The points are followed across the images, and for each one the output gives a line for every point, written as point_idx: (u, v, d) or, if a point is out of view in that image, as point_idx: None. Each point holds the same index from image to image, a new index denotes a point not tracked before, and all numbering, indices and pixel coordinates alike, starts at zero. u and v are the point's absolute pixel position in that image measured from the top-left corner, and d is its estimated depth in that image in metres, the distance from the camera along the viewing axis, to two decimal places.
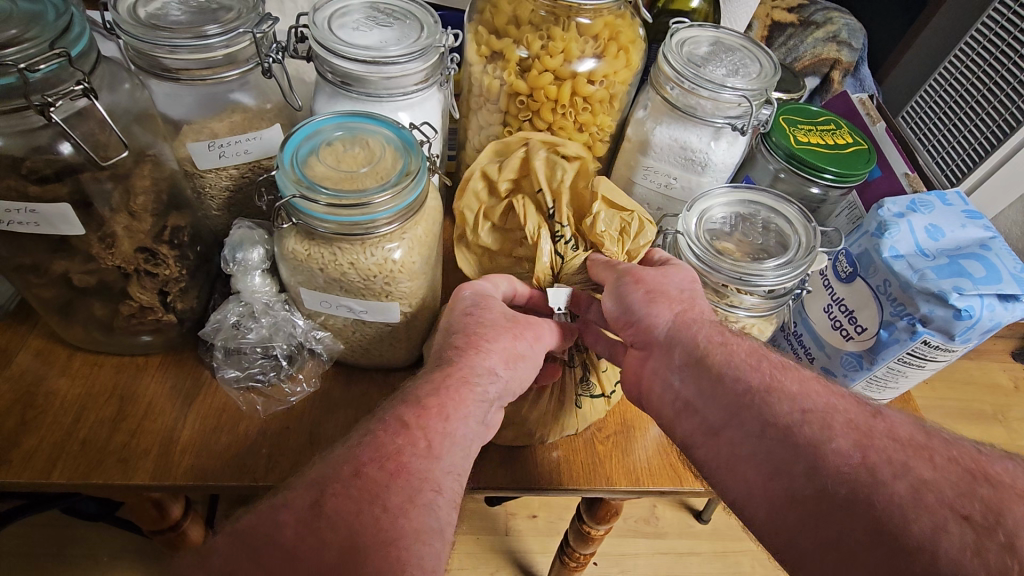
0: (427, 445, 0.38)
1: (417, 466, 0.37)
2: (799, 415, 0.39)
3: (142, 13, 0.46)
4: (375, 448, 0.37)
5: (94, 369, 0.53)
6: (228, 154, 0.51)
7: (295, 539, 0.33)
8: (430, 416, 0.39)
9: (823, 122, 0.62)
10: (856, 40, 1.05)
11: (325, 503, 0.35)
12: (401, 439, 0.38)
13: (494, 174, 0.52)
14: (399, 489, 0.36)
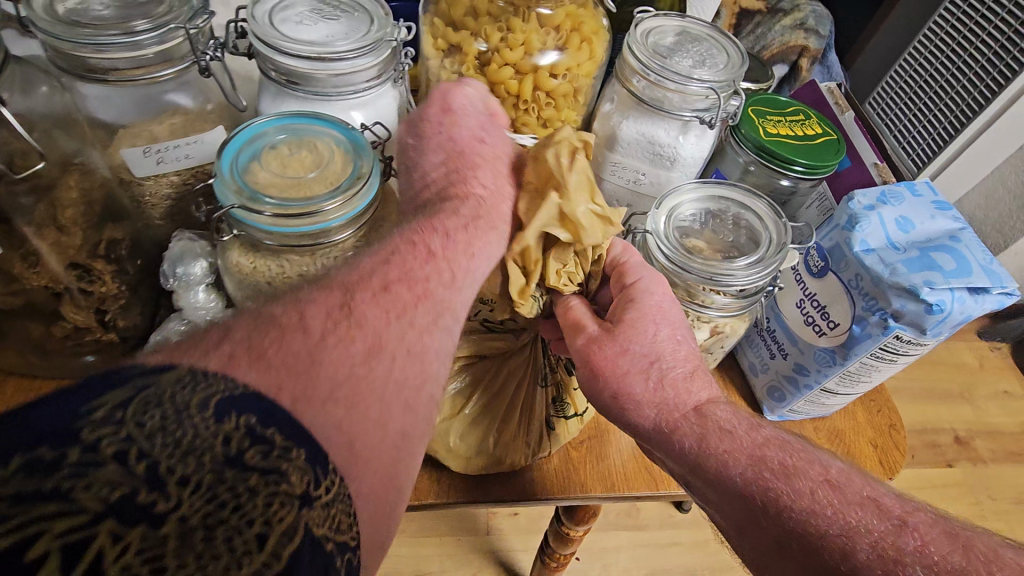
0: (450, 274, 0.39)
1: (441, 295, 0.37)
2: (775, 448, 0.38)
3: (61, 9, 0.42)
4: (405, 260, 0.37)
5: (30, 396, 0.49)
6: (167, 160, 0.47)
7: (324, 332, 0.31)
8: (456, 251, 0.40)
9: (792, 113, 0.61)
10: (823, 26, 1.04)
11: (355, 306, 0.33)
12: (429, 268, 0.37)
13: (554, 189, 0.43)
14: (424, 310, 0.36)
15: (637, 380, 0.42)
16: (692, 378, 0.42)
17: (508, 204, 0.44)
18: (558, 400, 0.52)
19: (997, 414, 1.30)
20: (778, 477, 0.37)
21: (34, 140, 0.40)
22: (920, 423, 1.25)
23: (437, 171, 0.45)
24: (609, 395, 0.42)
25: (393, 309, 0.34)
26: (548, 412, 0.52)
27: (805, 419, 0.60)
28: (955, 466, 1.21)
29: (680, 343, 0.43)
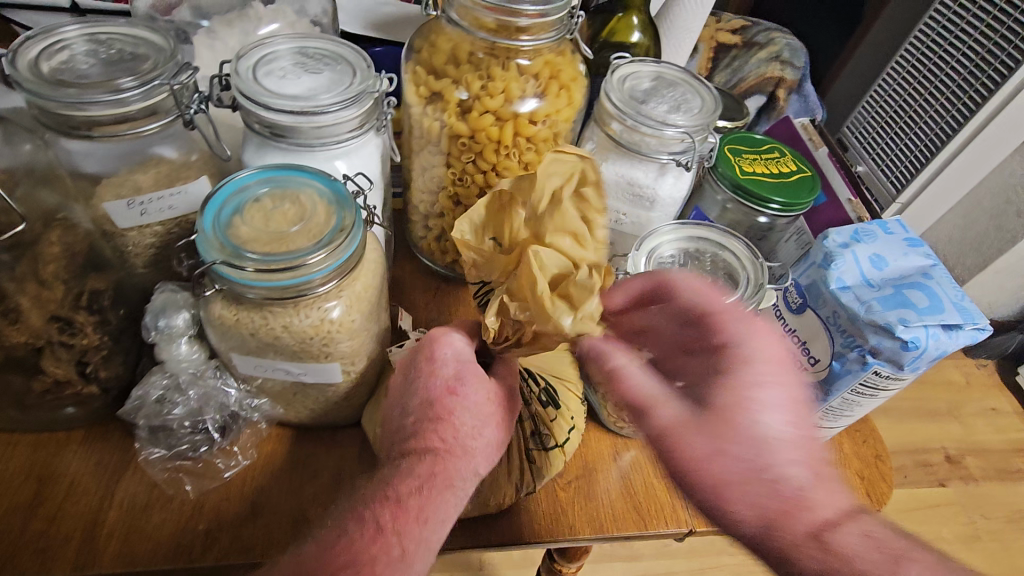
0: (478, 450, 0.43)
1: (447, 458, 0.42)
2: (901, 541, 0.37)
3: (46, 68, 0.42)
4: (436, 407, 0.43)
5: (7, 450, 0.49)
6: (150, 211, 0.48)
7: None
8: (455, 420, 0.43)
9: (767, 151, 0.63)
10: (798, 58, 1.06)
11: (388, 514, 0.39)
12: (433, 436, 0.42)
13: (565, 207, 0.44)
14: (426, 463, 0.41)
15: (731, 458, 0.36)
16: (791, 447, 0.38)
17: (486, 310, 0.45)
18: (540, 432, 0.52)
19: (986, 431, 1.31)
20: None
21: (17, 206, 0.40)
22: (910, 444, 1.25)
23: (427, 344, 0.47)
24: (708, 485, 0.36)
25: (428, 475, 0.40)
26: (529, 445, 0.52)
27: None
28: (947, 485, 1.22)
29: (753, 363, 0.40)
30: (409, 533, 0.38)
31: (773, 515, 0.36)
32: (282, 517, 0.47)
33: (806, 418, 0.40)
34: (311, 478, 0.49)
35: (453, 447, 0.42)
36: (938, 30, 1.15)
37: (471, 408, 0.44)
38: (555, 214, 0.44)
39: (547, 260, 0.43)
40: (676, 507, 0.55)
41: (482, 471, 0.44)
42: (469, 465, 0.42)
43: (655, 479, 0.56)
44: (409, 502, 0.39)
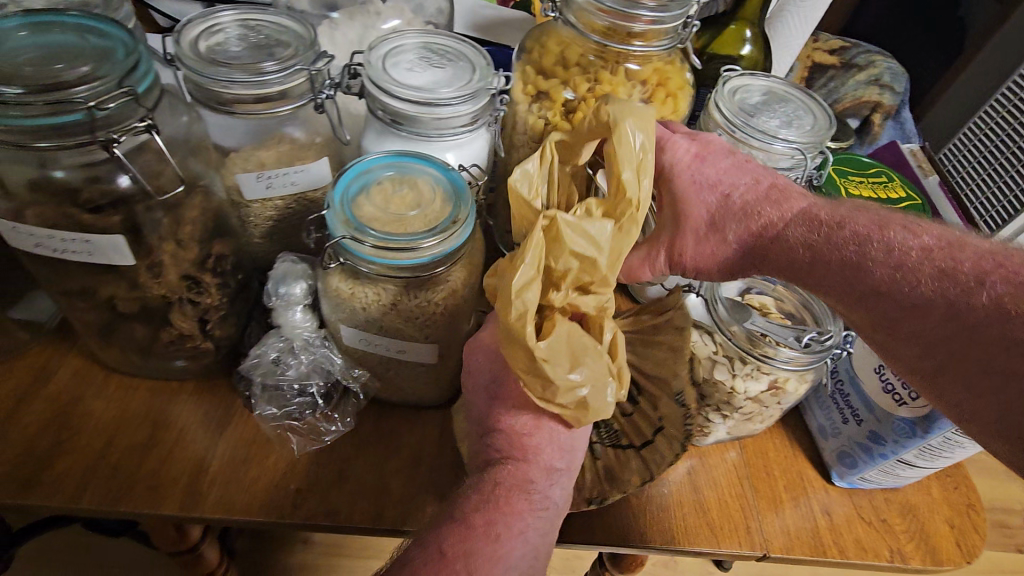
0: (541, 449, 0.42)
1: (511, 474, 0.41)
2: (846, 242, 0.42)
3: (202, 47, 0.46)
4: (492, 418, 0.43)
5: (129, 392, 0.53)
6: (275, 185, 0.51)
7: None
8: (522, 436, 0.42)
9: (874, 174, 0.61)
10: (899, 83, 0.98)
11: (455, 530, 0.39)
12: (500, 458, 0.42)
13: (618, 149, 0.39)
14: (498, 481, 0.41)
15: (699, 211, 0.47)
16: (760, 187, 0.46)
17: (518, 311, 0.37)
18: (614, 427, 0.51)
19: None
20: (857, 274, 0.41)
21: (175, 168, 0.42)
22: (991, 499, 1.16)
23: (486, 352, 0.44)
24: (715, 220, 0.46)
25: (491, 486, 0.41)
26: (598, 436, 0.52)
27: (877, 488, 0.58)
28: None
29: (760, 183, 0.47)
30: (477, 552, 0.38)
31: (756, 245, 0.46)
32: (367, 487, 0.49)
33: (722, 161, 0.47)
34: (394, 453, 0.51)
35: (519, 456, 0.41)
36: None
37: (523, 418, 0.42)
38: (623, 169, 0.39)
39: (569, 254, 0.38)
40: (750, 529, 0.53)
41: (559, 465, 0.42)
42: (537, 466, 0.41)
43: (729, 497, 0.55)
44: (474, 518, 0.40)
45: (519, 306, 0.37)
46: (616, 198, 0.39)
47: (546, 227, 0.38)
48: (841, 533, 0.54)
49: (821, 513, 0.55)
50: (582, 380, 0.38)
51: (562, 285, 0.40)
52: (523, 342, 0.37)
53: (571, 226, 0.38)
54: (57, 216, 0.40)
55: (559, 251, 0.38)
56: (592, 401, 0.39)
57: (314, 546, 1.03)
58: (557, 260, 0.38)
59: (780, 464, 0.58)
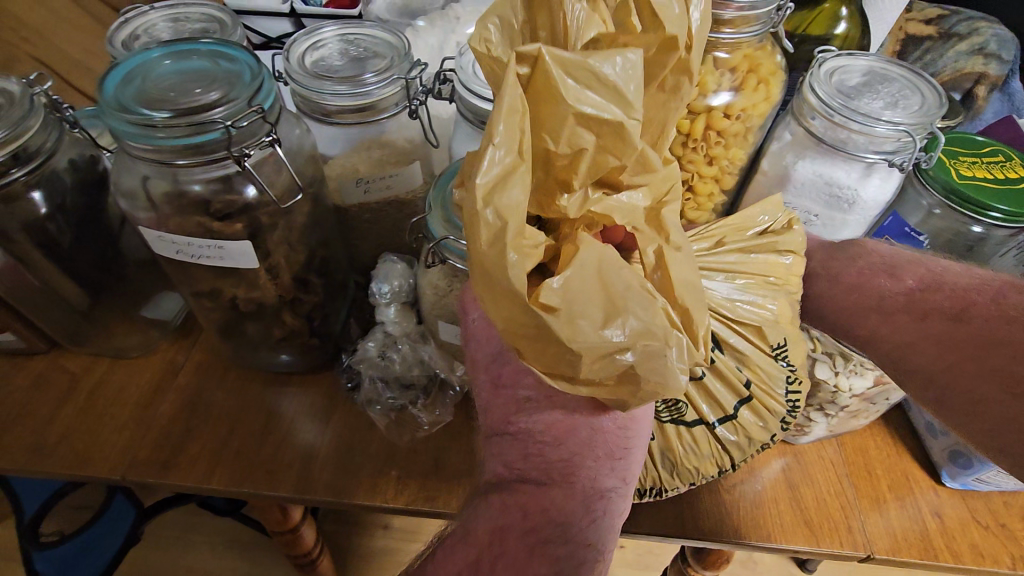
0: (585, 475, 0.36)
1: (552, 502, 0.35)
2: (863, 280, 0.50)
3: (307, 63, 0.50)
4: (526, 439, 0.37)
5: (245, 384, 0.59)
6: (373, 189, 0.53)
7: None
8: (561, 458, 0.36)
9: (988, 153, 0.56)
10: (1007, 51, 0.89)
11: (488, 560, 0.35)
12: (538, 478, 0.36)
13: None
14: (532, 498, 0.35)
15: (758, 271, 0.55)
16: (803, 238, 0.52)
17: (504, 229, 0.29)
18: (677, 400, 0.48)
19: None
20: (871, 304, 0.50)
21: (295, 177, 0.46)
22: None
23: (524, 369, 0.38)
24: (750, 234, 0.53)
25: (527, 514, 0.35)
26: (657, 409, 0.48)
27: (995, 490, 0.54)
28: None
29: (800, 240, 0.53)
30: None
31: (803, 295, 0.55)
32: (463, 476, 0.52)
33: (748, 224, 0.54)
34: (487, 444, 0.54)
35: (546, 478, 0.36)
36: None
37: (554, 416, 0.37)
38: None
39: (573, 122, 0.30)
40: (852, 528, 0.51)
41: (612, 489, 0.36)
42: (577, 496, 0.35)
43: (827, 496, 0.53)
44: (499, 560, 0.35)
45: (494, 216, 0.29)
46: (648, 29, 0.31)
47: (528, 79, 0.29)
48: (954, 537, 0.51)
49: (931, 516, 0.53)
50: (624, 342, 0.31)
51: (576, 185, 0.33)
52: (505, 280, 0.29)
53: (563, 70, 0.28)
54: (191, 226, 0.44)
55: (556, 124, 0.30)
56: (640, 371, 0.32)
57: (395, 532, 1.08)
58: (557, 135, 0.30)
59: (882, 462, 0.55)
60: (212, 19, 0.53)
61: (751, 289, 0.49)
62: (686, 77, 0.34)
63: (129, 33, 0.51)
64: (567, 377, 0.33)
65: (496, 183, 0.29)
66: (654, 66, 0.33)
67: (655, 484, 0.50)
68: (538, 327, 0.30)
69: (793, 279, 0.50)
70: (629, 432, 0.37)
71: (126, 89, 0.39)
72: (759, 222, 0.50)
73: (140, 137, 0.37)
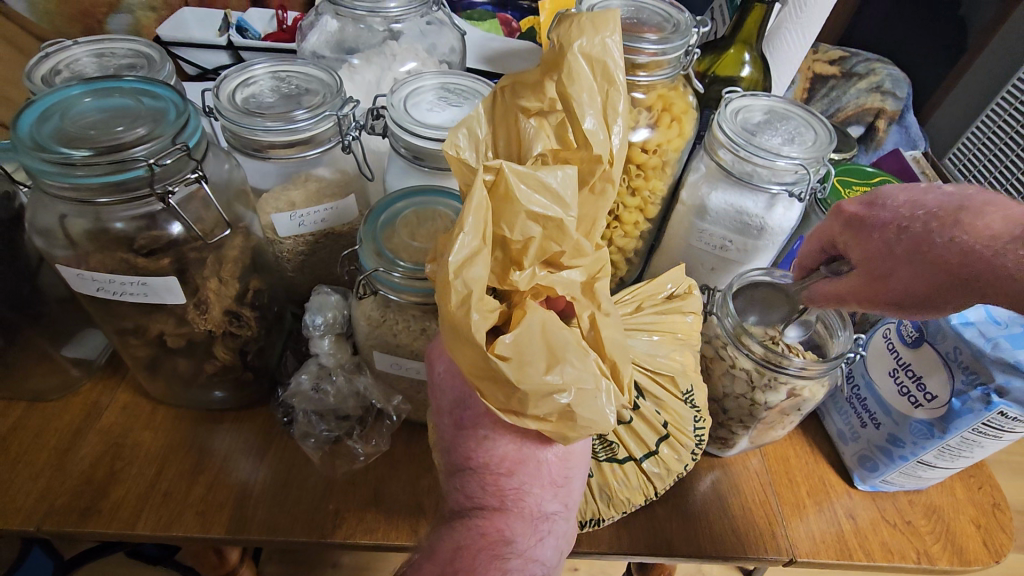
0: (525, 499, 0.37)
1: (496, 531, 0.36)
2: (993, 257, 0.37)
3: (238, 100, 0.50)
4: (460, 467, 0.38)
5: (174, 423, 0.57)
6: (307, 223, 0.54)
7: None
8: (495, 482, 0.37)
9: (878, 183, 0.63)
10: (900, 89, 0.98)
11: None
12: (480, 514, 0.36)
13: (568, 82, 0.35)
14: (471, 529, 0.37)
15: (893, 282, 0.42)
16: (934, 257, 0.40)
17: (469, 303, 0.33)
18: (610, 439, 0.50)
19: None
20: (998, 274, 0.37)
21: (223, 213, 0.46)
22: None
23: (454, 398, 0.39)
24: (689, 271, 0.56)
25: (465, 542, 0.36)
26: (594, 449, 0.50)
27: (900, 491, 0.58)
28: None
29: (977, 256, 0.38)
30: None
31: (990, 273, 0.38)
32: (403, 506, 0.52)
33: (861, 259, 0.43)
34: (426, 472, 0.54)
35: (497, 504, 0.37)
36: None
37: (506, 449, 0.37)
38: (576, 99, 0.35)
39: (525, 218, 0.34)
40: (776, 535, 0.54)
41: (548, 513, 0.38)
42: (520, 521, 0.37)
43: (752, 504, 0.56)
44: None
45: (461, 287, 0.33)
46: (583, 147, 0.36)
47: (492, 184, 0.34)
48: (866, 536, 0.55)
49: (846, 518, 0.56)
50: (562, 384, 0.34)
51: (526, 264, 0.36)
52: (470, 336, 0.33)
53: (519, 178, 0.34)
54: (113, 262, 0.43)
55: (513, 218, 0.34)
56: (579, 411, 0.34)
57: (341, 570, 1.04)
58: (511, 228, 0.34)
59: (801, 469, 0.59)
60: (140, 56, 0.53)
61: (663, 345, 0.52)
62: (611, 183, 0.38)
63: (50, 67, 0.51)
64: (515, 413, 0.35)
65: (462, 263, 0.33)
66: (586, 174, 0.37)
67: (594, 515, 0.51)
68: (492, 373, 0.33)
69: (696, 335, 0.53)
70: (570, 464, 0.39)
71: (44, 127, 0.38)
72: (666, 289, 0.55)
73: (56, 175, 0.37)
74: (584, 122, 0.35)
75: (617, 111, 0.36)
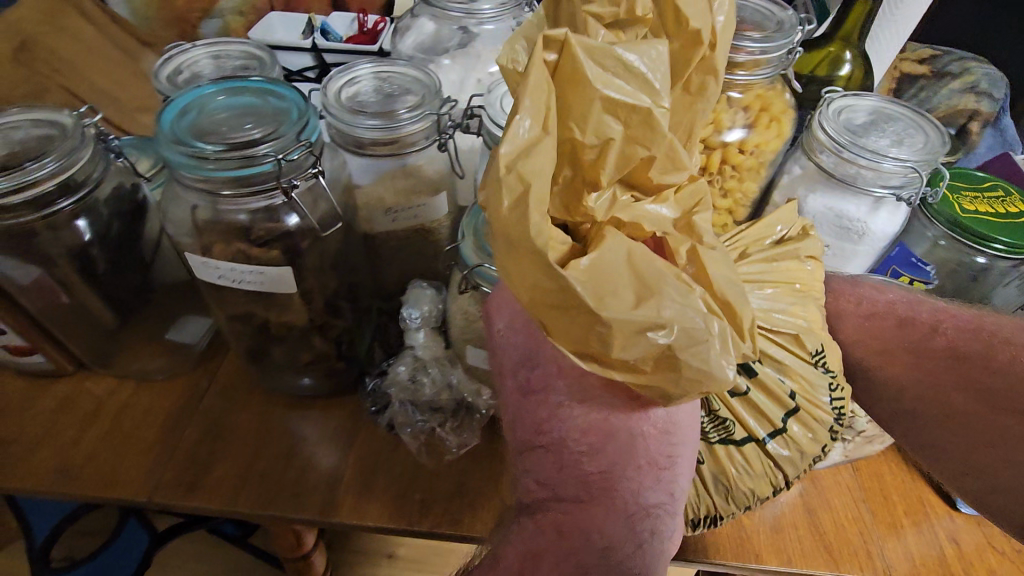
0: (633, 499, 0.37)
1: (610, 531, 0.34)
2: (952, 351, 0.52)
3: (343, 99, 0.52)
4: None
5: (269, 408, 0.59)
6: (401, 218, 0.56)
7: None
8: None
9: (988, 188, 0.59)
10: (999, 90, 0.92)
11: None
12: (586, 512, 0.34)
13: None
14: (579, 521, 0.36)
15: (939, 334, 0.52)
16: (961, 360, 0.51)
17: (534, 208, 0.28)
18: (724, 419, 0.48)
19: None
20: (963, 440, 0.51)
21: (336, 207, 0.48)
22: None
23: None
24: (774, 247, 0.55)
25: None
26: (705, 429, 0.48)
27: None
28: None
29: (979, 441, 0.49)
30: None
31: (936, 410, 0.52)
32: (488, 500, 0.52)
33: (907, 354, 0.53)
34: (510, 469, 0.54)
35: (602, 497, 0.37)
36: None
37: (589, 419, 0.34)
38: None
39: (602, 109, 0.29)
40: (871, 555, 0.52)
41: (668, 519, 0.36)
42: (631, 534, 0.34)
43: (844, 521, 0.54)
44: None
45: (516, 181, 0.28)
46: (674, 27, 0.32)
47: (555, 65, 0.28)
48: (971, 562, 0.52)
49: (948, 542, 0.53)
50: (659, 319, 0.30)
51: (605, 183, 0.32)
52: (531, 243, 0.29)
53: (589, 52, 0.28)
54: (232, 252, 0.46)
55: (585, 111, 0.29)
56: (678, 354, 0.31)
57: (400, 561, 1.06)
58: (587, 126, 0.30)
59: (898, 488, 0.56)
60: (251, 57, 0.56)
61: (780, 296, 0.49)
62: (712, 75, 0.34)
63: (173, 68, 0.54)
64: (599, 358, 0.31)
65: (519, 157, 0.28)
66: (678, 61, 0.33)
67: (709, 513, 0.49)
68: (565, 295, 0.29)
69: (817, 285, 0.50)
70: (673, 440, 0.35)
71: (182, 122, 0.41)
72: (776, 231, 0.52)
73: (195, 168, 0.40)
74: None
75: None
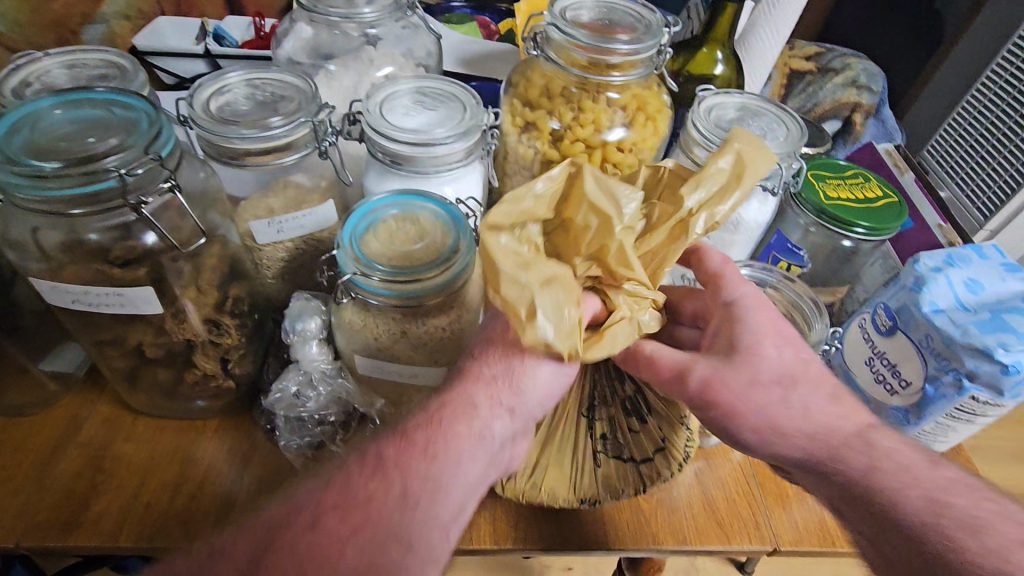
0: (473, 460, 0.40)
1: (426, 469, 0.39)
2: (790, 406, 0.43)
3: (213, 108, 0.50)
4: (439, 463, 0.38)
5: (156, 434, 0.56)
6: (286, 229, 0.53)
7: None
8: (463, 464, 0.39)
9: (851, 176, 0.64)
10: (876, 83, 1.00)
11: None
12: (411, 445, 0.39)
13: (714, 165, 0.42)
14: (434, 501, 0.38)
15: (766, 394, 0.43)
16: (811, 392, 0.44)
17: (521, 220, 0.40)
18: (616, 439, 0.54)
19: None
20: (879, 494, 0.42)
21: (199, 221, 0.46)
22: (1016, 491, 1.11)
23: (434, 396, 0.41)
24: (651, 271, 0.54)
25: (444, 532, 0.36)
26: (602, 443, 0.54)
27: None
28: None
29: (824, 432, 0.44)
30: None
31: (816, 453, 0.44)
32: None
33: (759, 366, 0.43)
34: None
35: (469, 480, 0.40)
36: (1012, 71, 1.13)
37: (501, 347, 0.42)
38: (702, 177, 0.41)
39: (587, 210, 0.40)
40: (759, 525, 0.55)
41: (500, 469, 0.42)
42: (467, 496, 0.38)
43: (735, 495, 0.57)
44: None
45: (527, 203, 0.40)
46: (672, 209, 0.42)
47: (572, 172, 0.41)
48: None
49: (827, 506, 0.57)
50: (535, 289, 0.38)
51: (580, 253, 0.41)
52: (498, 217, 0.40)
53: (593, 181, 0.40)
54: (88, 274, 0.43)
55: (579, 205, 0.40)
56: (537, 316, 0.37)
57: None
58: (575, 211, 0.41)
59: None
60: (113, 65, 0.53)
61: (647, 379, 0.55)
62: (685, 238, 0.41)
63: (20, 79, 0.50)
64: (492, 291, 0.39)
65: (542, 204, 0.40)
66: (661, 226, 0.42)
67: (591, 495, 0.53)
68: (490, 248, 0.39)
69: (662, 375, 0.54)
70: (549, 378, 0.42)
71: (14, 140, 0.38)
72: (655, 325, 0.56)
73: (27, 188, 0.37)
74: (688, 199, 0.41)
75: (727, 191, 0.41)
